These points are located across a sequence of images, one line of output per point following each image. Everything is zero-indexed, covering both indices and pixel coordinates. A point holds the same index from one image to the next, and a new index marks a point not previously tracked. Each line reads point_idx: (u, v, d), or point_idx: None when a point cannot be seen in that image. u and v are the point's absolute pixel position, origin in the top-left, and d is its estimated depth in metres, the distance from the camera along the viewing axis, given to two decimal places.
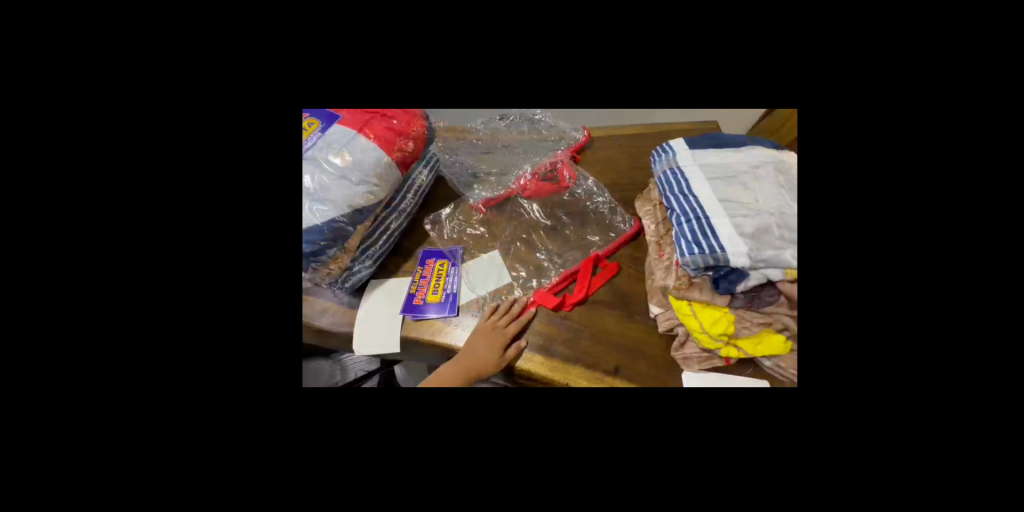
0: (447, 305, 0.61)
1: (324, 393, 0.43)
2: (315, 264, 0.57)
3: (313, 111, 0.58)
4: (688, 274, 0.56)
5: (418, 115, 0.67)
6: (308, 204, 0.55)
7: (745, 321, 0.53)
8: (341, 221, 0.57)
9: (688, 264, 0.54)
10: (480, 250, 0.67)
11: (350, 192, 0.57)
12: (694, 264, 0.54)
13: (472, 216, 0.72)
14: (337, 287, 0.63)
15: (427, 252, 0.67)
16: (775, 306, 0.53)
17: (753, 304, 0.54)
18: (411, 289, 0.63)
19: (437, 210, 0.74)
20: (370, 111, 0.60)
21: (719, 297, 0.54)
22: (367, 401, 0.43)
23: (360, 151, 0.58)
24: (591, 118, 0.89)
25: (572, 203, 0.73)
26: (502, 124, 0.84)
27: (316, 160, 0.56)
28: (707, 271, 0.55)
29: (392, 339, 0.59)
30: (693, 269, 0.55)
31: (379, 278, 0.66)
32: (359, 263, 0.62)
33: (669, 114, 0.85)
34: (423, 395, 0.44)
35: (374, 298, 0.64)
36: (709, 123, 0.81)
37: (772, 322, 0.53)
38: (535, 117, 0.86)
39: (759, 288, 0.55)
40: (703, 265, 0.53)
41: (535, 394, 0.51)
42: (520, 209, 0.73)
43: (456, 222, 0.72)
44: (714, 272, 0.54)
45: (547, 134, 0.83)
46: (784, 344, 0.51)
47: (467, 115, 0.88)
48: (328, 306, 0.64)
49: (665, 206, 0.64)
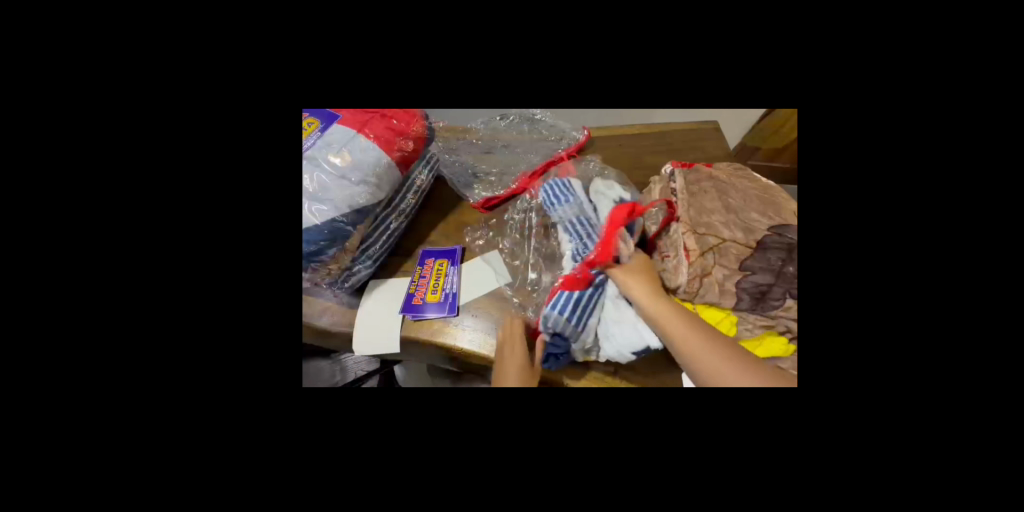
0: (447, 305, 0.61)
1: (325, 392, 0.44)
2: (315, 264, 0.57)
3: (313, 111, 0.58)
4: (717, 181, 0.65)
5: (418, 115, 0.66)
6: (308, 204, 0.54)
7: (746, 323, 0.56)
8: (341, 220, 0.57)
9: (716, 168, 0.69)
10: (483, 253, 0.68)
11: (350, 192, 0.57)
12: (727, 192, 0.64)
13: (455, 233, 0.71)
14: (338, 286, 0.63)
15: (440, 251, 0.69)
16: (780, 309, 0.56)
17: (759, 307, 0.56)
18: (445, 247, 0.68)
19: (421, 226, 0.72)
20: (370, 111, 0.60)
21: (726, 299, 0.56)
22: (368, 401, 0.43)
23: (360, 151, 0.58)
24: (591, 119, 0.89)
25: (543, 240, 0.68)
26: (502, 124, 0.84)
27: (316, 160, 0.56)
28: (745, 218, 0.61)
29: (392, 340, 0.60)
30: (733, 204, 0.62)
31: (380, 278, 0.66)
32: (612, 190, 0.67)
33: (668, 114, 0.86)
34: (423, 394, 0.44)
35: (374, 298, 0.64)
36: (709, 123, 0.82)
37: (774, 325, 0.55)
38: (535, 117, 0.84)
39: (765, 291, 0.56)
40: (734, 207, 0.62)
41: (537, 394, 0.51)
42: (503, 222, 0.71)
43: (439, 237, 0.70)
44: (746, 223, 0.60)
45: (547, 134, 0.82)
46: (785, 345, 0.54)
47: (467, 116, 0.87)
48: (328, 307, 0.63)
49: (671, 188, 0.66)
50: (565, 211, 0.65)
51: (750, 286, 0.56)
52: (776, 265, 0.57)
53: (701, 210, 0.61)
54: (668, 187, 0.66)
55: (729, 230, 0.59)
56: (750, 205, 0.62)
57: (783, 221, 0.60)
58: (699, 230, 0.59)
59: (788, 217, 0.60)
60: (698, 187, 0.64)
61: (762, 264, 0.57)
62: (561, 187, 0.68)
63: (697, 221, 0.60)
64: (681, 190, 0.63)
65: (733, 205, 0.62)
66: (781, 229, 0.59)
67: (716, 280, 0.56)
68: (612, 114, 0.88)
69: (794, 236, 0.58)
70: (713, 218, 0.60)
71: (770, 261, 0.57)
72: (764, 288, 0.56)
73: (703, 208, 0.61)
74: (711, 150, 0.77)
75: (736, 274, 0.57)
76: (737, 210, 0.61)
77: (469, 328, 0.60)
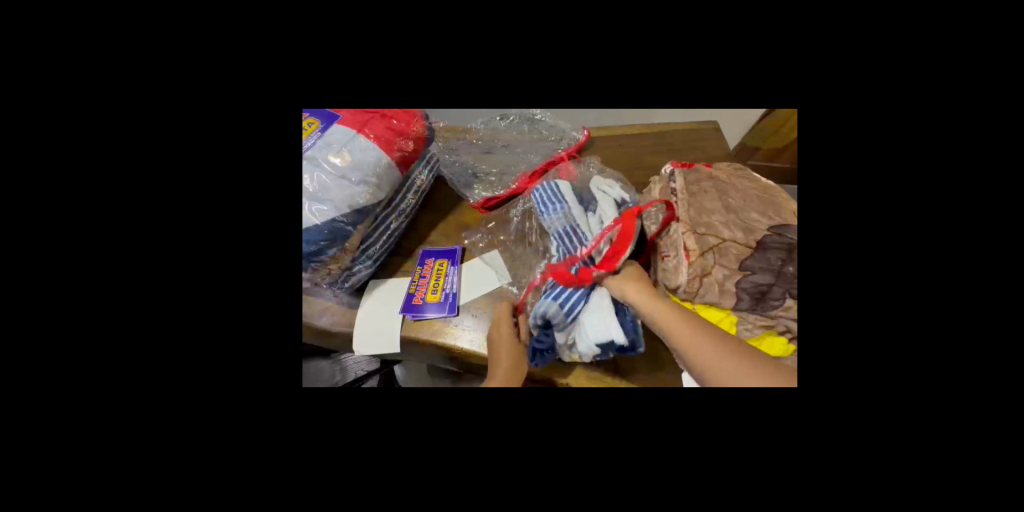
0: (447, 305, 0.61)
1: (325, 392, 0.44)
2: (315, 264, 0.57)
3: (313, 111, 0.58)
4: (717, 181, 0.65)
5: (418, 115, 0.66)
6: (308, 204, 0.54)
7: (746, 323, 0.56)
8: (341, 220, 0.57)
9: (717, 168, 0.69)
10: (481, 254, 0.68)
11: (350, 192, 0.57)
12: (727, 192, 0.64)
13: (455, 233, 0.71)
14: (337, 286, 0.63)
15: (440, 251, 0.69)
16: (781, 309, 0.56)
17: (759, 307, 0.56)
18: (445, 248, 0.68)
19: (421, 226, 0.72)
20: (370, 112, 0.60)
21: (725, 299, 0.56)
22: (367, 401, 0.43)
23: (360, 151, 0.58)
24: (591, 119, 0.89)
25: (536, 239, 0.68)
26: (502, 124, 0.84)
27: (316, 160, 0.56)
28: (745, 218, 0.61)
29: (392, 340, 0.60)
30: (733, 203, 0.62)
31: (380, 278, 0.66)
32: (613, 189, 0.67)
33: (668, 114, 0.86)
34: (423, 394, 0.44)
35: (374, 298, 0.64)
36: (709, 123, 0.82)
37: (774, 325, 0.56)
38: (535, 117, 0.84)
39: (765, 291, 0.56)
40: (734, 207, 0.62)
41: (537, 394, 0.51)
42: (502, 222, 0.72)
43: (439, 237, 0.71)
44: (746, 223, 0.60)
45: (547, 134, 0.82)
46: (784, 345, 0.54)
47: (467, 116, 0.87)
48: (328, 307, 0.63)
49: (671, 187, 0.66)
50: (556, 213, 0.65)
51: (750, 286, 0.56)
52: (776, 265, 0.57)
53: (701, 210, 0.61)
54: (668, 187, 0.66)
55: (729, 230, 0.59)
56: (750, 205, 0.62)
57: (783, 221, 0.60)
58: (699, 230, 0.59)
59: (788, 217, 0.60)
60: (698, 187, 0.64)
61: (762, 264, 0.57)
62: (556, 190, 0.67)
63: (697, 221, 0.60)
64: (682, 189, 0.63)
65: (733, 205, 0.62)
66: (781, 229, 0.59)
67: (716, 280, 0.56)
68: (612, 114, 0.88)
69: (794, 236, 0.58)
70: (713, 218, 0.60)
71: (770, 261, 0.57)
72: (764, 288, 0.56)
73: (703, 208, 0.61)
74: (711, 150, 0.77)
75: (736, 273, 0.57)
76: (737, 210, 0.61)
77: (469, 328, 0.60)
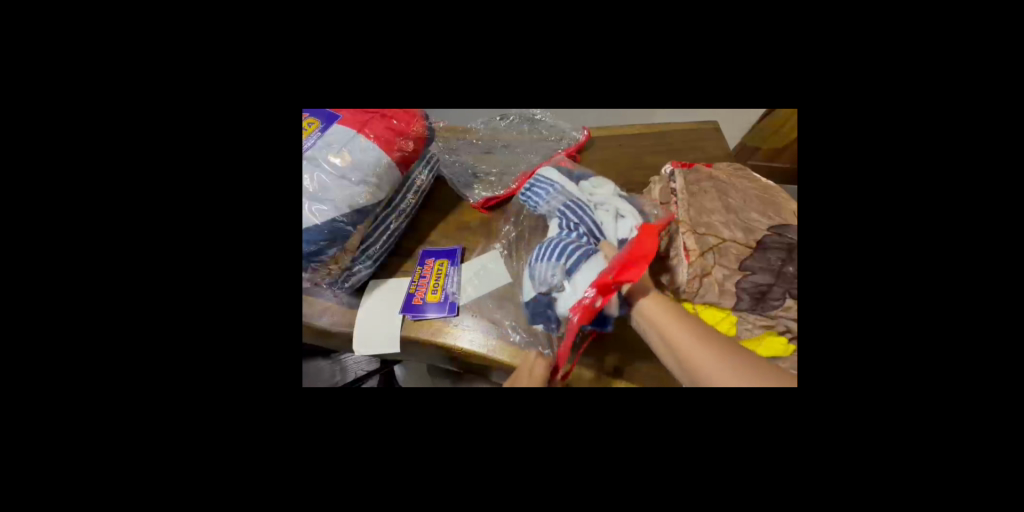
0: (447, 305, 0.61)
1: (325, 392, 0.44)
2: (315, 264, 0.57)
3: (313, 111, 0.58)
4: (717, 181, 0.65)
5: (418, 115, 0.66)
6: (308, 204, 0.54)
7: (746, 323, 0.56)
8: (341, 220, 0.57)
9: (716, 168, 0.69)
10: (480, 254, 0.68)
11: (350, 192, 0.57)
12: (727, 191, 0.64)
13: (455, 233, 0.71)
14: (338, 286, 0.63)
15: (440, 251, 0.69)
16: (781, 309, 0.56)
17: (759, 307, 0.56)
18: (445, 247, 0.68)
19: (421, 226, 0.72)
20: (370, 112, 0.60)
21: (725, 299, 0.56)
22: (367, 401, 0.43)
23: (360, 151, 0.58)
24: (590, 119, 0.89)
25: (533, 235, 0.68)
26: (502, 124, 0.84)
27: (316, 160, 0.56)
28: (745, 218, 0.61)
29: (392, 340, 0.60)
30: (733, 203, 0.62)
31: (380, 278, 0.66)
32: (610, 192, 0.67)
33: (668, 114, 0.86)
34: (423, 394, 0.44)
35: (374, 298, 0.64)
36: (709, 123, 0.82)
37: (774, 325, 0.56)
38: (535, 118, 0.84)
39: (766, 290, 0.56)
40: (734, 207, 0.62)
41: (538, 394, 0.51)
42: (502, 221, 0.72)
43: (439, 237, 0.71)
44: (746, 223, 0.60)
45: (547, 134, 0.82)
46: (784, 346, 0.54)
47: (467, 116, 0.87)
48: (328, 307, 0.63)
49: (671, 187, 0.66)
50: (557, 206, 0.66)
51: (750, 286, 0.56)
52: (776, 265, 0.57)
53: (701, 210, 0.61)
54: (668, 187, 0.66)
55: (729, 230, 0.59)
56: (750, 205, 0.62)
57: (783, 221, 0.60)
58: (699, 230, 0.59)
59: (788, 217, 0.60)
60: (698, 187, 0.64)
61: (762, 264, 0.57)
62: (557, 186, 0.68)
63: (697, 221, 0.60)
64: (682, 189, 0.63)
65: (733, 205, 0.62)
66: (781, 229, 0.59)
67: (717, 280, 0.56)
68: (612, 114, 0.88)
69: (794, 236, 0.58)
70: (712, 217, 0.60)
71: (770, 261, 0.57)
72: (764, 288, 0.56)
73: (703, 207, 0.61)
74: (711, 150, 0.77)
75: (735, 273, 0.57)
76: (737, 210, 0.61)
77: (469, 328, 0.60)
